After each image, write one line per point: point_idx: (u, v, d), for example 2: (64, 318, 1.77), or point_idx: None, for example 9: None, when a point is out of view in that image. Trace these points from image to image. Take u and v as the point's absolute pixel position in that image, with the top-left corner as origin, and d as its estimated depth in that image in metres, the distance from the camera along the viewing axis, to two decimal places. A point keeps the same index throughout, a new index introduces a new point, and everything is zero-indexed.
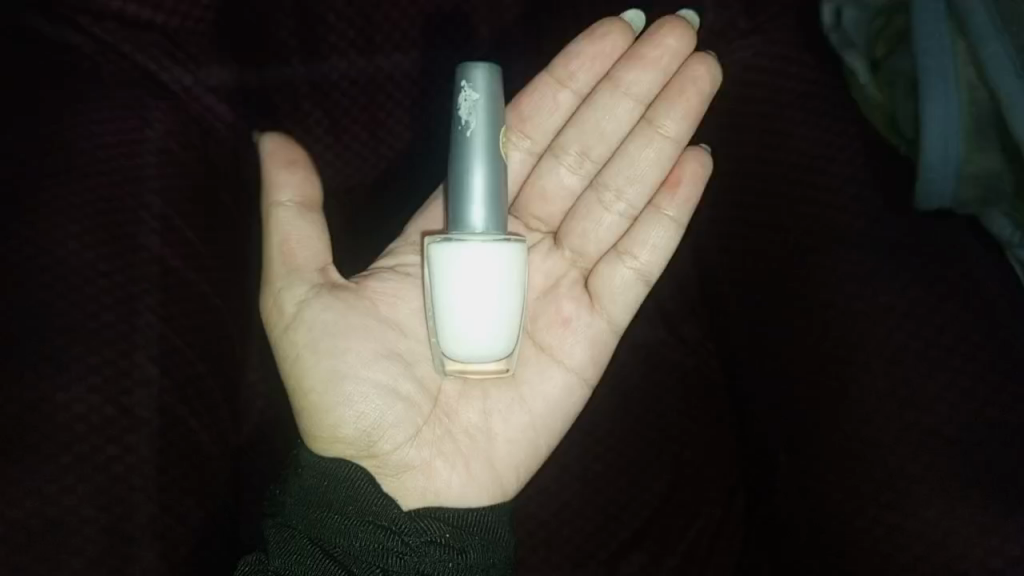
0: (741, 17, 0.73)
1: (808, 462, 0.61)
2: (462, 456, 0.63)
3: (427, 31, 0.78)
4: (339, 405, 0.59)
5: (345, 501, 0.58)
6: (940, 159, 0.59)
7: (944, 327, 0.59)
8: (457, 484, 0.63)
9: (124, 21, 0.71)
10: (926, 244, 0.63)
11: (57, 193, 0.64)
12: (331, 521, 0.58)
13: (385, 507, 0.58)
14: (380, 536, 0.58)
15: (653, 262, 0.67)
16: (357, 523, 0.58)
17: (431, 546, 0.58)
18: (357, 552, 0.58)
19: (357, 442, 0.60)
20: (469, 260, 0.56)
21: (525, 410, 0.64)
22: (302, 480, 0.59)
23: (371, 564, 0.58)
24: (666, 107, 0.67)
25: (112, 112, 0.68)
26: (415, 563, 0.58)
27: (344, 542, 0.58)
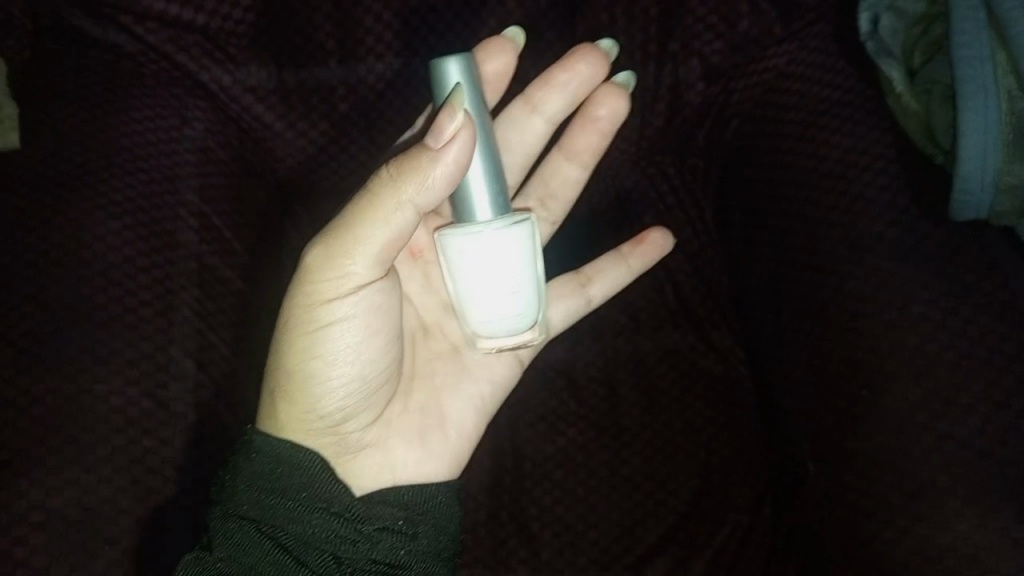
0: (776, 24, 0.72)
1: (840, 471, 0.61)
2: (418, 434, 0.66)
3: (459, 28, 0.73)
4: (331, 379, 0.60)
5: (300, 488, 0.57)
6: (978, 170, 0.59)
7: (978, 338, 0.59)
8: (415, 462, 0.65)
9: (165, 21, 0.70)
10: (962, 254, 0.62)
11: (99, 189, 0.66)
12: (286, 507, 0.56)
13: (338, 494, 0.57)
14: (334, 524, 0.56)
15: (605, 292, 0.74)
16: (311, 510, 0.56)
17: (384, 533, 0.58)
18: (310, 539, 0.56)
19: (335, 421, 0.61)
20: (497, 238, 0.58)
21: (470, 384, 0.69)
22: (254, 465, 0.57)
23: (324, 551, 0.56)
24: (569, 140, 0.74)
25: (152, 112, 0.70)
26: (368, 550, 0.57)
27: (297, 528, 0.56)
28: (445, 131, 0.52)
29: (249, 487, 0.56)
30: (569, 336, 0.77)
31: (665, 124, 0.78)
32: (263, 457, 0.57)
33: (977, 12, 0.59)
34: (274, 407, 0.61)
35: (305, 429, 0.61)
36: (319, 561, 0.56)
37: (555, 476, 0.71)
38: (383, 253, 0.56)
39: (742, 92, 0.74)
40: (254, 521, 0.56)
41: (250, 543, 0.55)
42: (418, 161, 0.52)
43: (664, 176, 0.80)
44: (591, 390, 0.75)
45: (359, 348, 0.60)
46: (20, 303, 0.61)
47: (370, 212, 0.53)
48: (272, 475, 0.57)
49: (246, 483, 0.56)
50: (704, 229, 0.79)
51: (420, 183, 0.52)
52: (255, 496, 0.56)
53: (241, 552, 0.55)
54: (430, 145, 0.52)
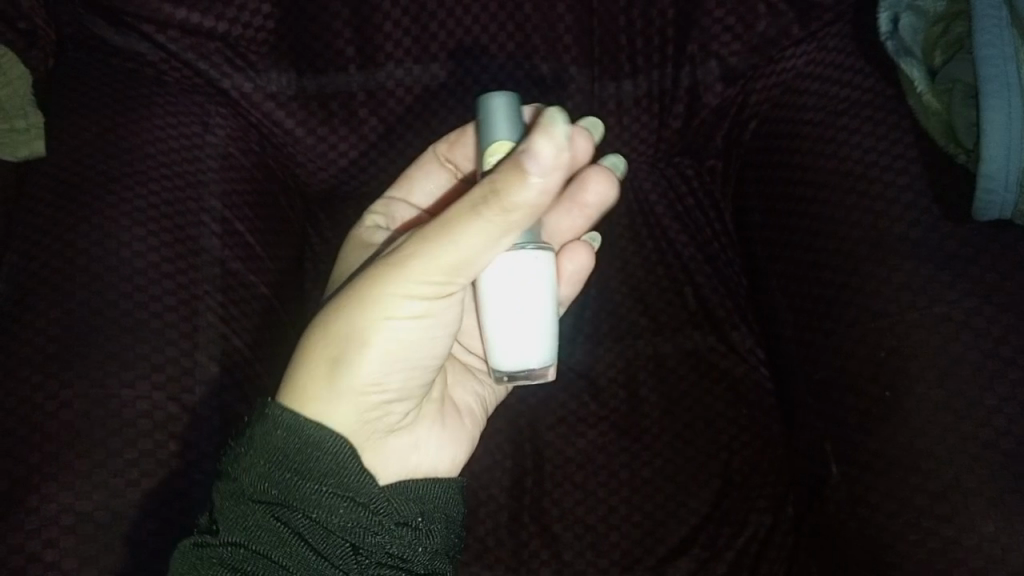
0: (794, 24, 0.73)
1: (862, 472, 0.61)
2: (440, 417, 0.65)
3: (477, 32, 0.74)
4: (401, 368, 0.58)
5: (327, 472, 0.54)
6: (1003, 169, 0.58)
7: (1003, 338, 0.58)
8: (438, 451, 0.64)
9: (186, 30, 0.72)
10: (985, 252, 0.62)
11: (124, 196, 0.67)
12: (307, 492, 0.53)
13: (366, 485, 0.54)
14: (356, 516, 0.54)
15: None
16: (335, 498, 0.54)
17: (404, 528, 0.56)
18: (331, 527, 0.53)
19: (381, 412, 0.59)
20: (531, 260, 0.58)
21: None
22: (285, 442, 0.54)
23: (343, 542, 0.54)
24: (545, 222, 0.69)
25: (174, 120, 0.71)
26: (386, 543, 0.55)
27: (319, 515, 0.53)
28: (542, 157, 0.47)
29: (266, 468, 0.54)
30: (589, 339, 0.77)
31: (683, 126, 0.78)
32: (288, 440, 0.54)
33: (999, 10, 0.60)
34: (320, 396, 0.56)
35: (351, 422, 0.57)
36: (337, 553, 0.54)
37: (577, 479, 0.71)
38: (470, 264, 0.53)
39: (760, 93, 0.75)
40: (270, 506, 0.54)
41: (266, 526, 0.54)
42: (521, 184, 0.48)
43: (682, 177, 0.81)
44: (612, 392, 0.75)
45: (428, 343, 0.58)
46: (48, 309, 0.63)
47: (479, 220, 0.50)
48: (295, 455, 0.54)
49: (265, 461, 0.54)
50: (724, 231, 0.80)
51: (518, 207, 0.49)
52: (275, 478, 0.53)
53: (255, 537, 0.53)
54: (532, 170, 0.47)
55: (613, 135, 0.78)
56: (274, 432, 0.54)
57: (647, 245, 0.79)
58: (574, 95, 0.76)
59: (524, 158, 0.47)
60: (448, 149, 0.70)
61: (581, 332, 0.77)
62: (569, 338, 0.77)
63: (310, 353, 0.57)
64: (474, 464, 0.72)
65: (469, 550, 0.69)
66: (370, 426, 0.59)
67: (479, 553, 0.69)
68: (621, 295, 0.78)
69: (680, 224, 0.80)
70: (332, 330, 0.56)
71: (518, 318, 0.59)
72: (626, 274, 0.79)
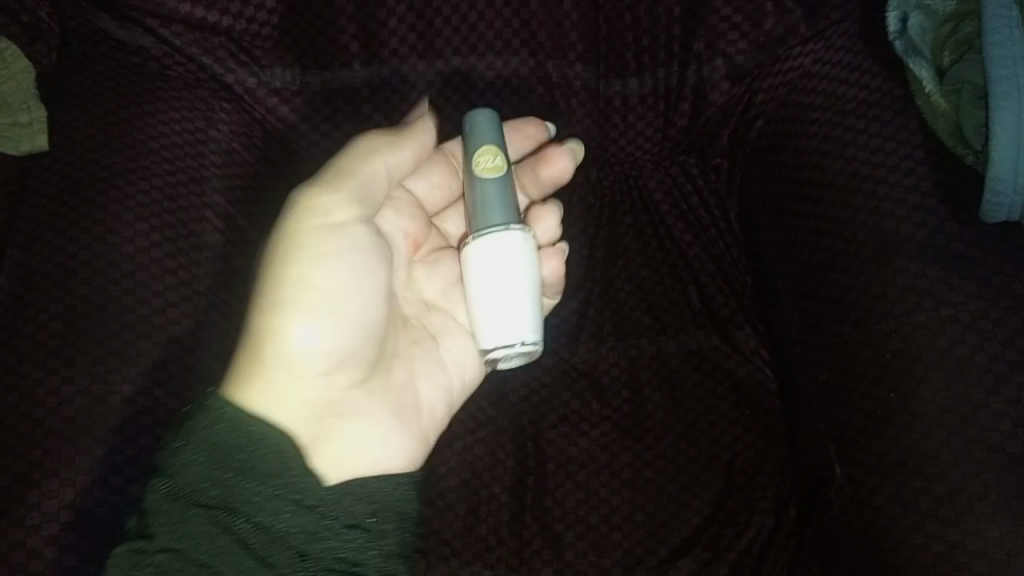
0: (801, 23, 0.74)
1: (867, 475, 0.60)
2: (403, 414, 0.64)
3: (481, 27, 0.74)
4: (341, 348, 0.59)
5: (270, 471, 0.53)
6: (1011, 170, 0.58)
7: (1009, 341, 0.58)
8: (389, 446, 0.63)
9: (190, 24, 0.72)
10: (992, 255, 0.61)
11: (125, 191, 0.66)
12: (248, 494, 0.53)
13: (311, 486, 0.55)
14: (304, 518, 0.53)
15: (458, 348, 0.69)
16: (283, 499, 0.53)
17: (356, 530, 0.55)
18: (277, 530, 0.53)
19: (326, 394, 0.60)
20: (503, 242, 0.61)
21: (445, 373, 0.68)
22: (225, 438, 0.53)
23: (291, 548, 0.53)
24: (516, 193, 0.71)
25: (177, 114, 0.70)
26: (337, 548, 0.54)
27: (267, 516, 0.53)
28: (429, 117, 0.67)
29: (206, 467, 0.52)
30: (592, 338, 0.77)
31: (689, 124, 0.78)
32: (224, 431, 0.54)
33: (1009, 10, 0.59)
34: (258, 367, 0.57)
35: (293, 402, 0.59)
36: (284, 560, 0.52)
37: (579, 478, 0.71)
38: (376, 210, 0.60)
39: (766, 91, 0.74)
40: (211, 510, 0.52)
41: (206, 532, 0.51)
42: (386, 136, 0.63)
43: (688, 175, 0.81)
44: (615, 392, 0.74)
45: (366, 319, 0.60)
46: (49, 304, 0.62)
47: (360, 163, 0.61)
48: (237, 452, 0.53)
49: (205, 459, 0.53)
50: (728, 230, 0.79)
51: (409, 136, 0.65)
52: (214, 477, 0.52)
53: (191, 543, 0.51)
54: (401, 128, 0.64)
55: (618, 133, 0.79)
56: (215, 426, 0.54)
57: (652, 244, 0.79)
58: (578, 91, 0.76)
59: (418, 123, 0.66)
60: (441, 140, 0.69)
61: (584, 331, 0.77)
62: (571, 337, 0.77)
63: (247, 334, 0.58)
64: (475, 463, 0.72)
65: (470, 549, 0.68)
66: (315, 411, 0.60)
67: (481, 552, 0.68)
68: (625, 293, 0.78)
69: (684, 223, 0.79)
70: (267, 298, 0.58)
71: (498, 297, 0.61)
72: (630, 272, 0.78)
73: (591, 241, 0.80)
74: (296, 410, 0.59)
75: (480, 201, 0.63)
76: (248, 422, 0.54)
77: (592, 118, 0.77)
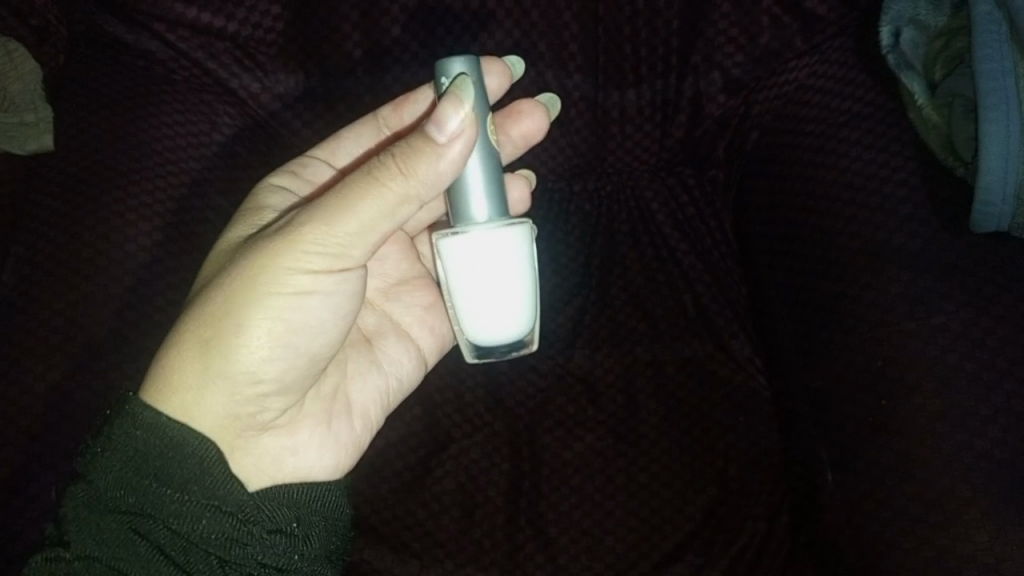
0: (797, 37, 0.74)
1: (857, 481, 0.61)
2: (328, 418, 0.67)
3: (481, 32, 0.73)
4: (275, 365, 0.60)
5: (188, 482, 0.56)
6: (1001, 183, 0.59)
7: (998, 349, 0.59)
8: (309, 454, 0.65)
9: (197, 29, 0.72)
10: (982, 265, 0.62)
11: (130, 191, 0.69)
12: (167, 502, 0.56)
13: (232, 493, 0.57)
14: (224, 526, 0.57)
15: (397, 347, 0.73)
16: (202, 509, 0.56)
17: (279, 536, 0.59)
18: (197, 537, 0.56)
19: (258, 408, 0.62)
20: (500, 241, 0.59)
21: (381, 376, 0.71)
22: (145, 447, 0.56)
23: (209, 554, 0.57)
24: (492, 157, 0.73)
25: (184, 116, 0.73)
26: (259, 554, 0.58)
27: (187, 524, 0.56)
28: (447, 126, 0.54)
29: (124, 477, 0.56)
30: (587, 345, 0.77)
31: (686, 135, 0.79)
32: (142, 443, 0.56)
33: (998, 25, 0.60)
34: (203, 383, 0.58)
35: (225, 415, 0.60)
36: (201, 565, 0.56)
37: (573, 483, 0.71)
38: (360, 236, 0.56)
39: (762, 104, 0.76)
40: (128, 518, 0.56)
41: (120, 541, 0.55)
42: (424, 154, 0.55)
43: (684, 186, 0.82)
44: (610, 398, 0.75)
45: (306, 340, 0.60)
46: (53, 300, 0.66)
47: (372, 186, 0.55)
48: (155, 462, 0.56)
49: (120, 469, 0.56)
50: (724, 239, 0.80)
51: (423, 177, 0.55)
52: (130, 486, 0.56)
53: (107, 550, 0.55)
54: (437, 138, 0.55)
55: (615, 144, 0.79)
56: (134, 435, 0.56)
57: (647, 253, 0.80)
58: (578, 102, 0.77)
59: (433, 127, 0.54)
60: (393, 112, 0.71)
61: (580, 337, 0.77)
62: (568, 342, 0.77)
63: (188, 341, 0.58)
64: (471, 466, 0.72)
65: (464, 552, 0.69)
66: (245, 422, 0.62)
67: (474, 555, 0.69)
68: (621, 301, 0.79)
69: (680, 232, 0.80)
70: (218, 315, 0.58)
71: (496, 294, 0.60)
72: (627, 281, 0.79)
73: (589, 249, 0.81)
74: (227, 421, 0.61)
75: (468, 185, 0.59)
76: (169, 429, 0.56)
77: (591, 129, 0.78)
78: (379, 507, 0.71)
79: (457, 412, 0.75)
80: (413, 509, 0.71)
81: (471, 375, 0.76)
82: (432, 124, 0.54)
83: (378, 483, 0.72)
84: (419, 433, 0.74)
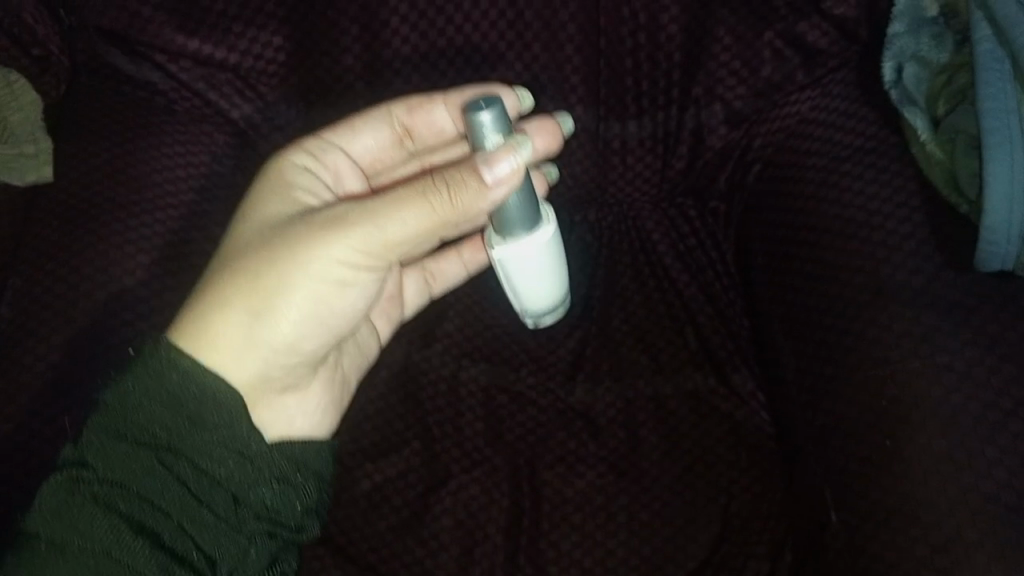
0: (800, 70, 0.74)
1: (862, 521, 0.60)
2: (331, 376, 0.71)
3: (482, 67, 0.74)
4: (303, 338, 0.64)
5: (219, 425, 0.57)
6: (1006, 221, 0.58)
7: (1005, 390, 0.58)
8: (310, 429, 0.69)
9: (199, 60, 0.71)
10: (989, 303, 0.61)
11: (129, 223, 0.69)
12: (198, 442, 0.56)
13: (254, 443, 0.58)
14: (245, 469, 0.57)
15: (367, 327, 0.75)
16: (227, 451, 0.57)
17: (287, 487, 0.60)
18: (219, 475, 0.57)
19: (280, 379, 0.66)
20: (544, 247, 0.66)
21: (359, 349, 0.75)
22: (181, 386, 0.57)
23: (227, 492, 0.57)
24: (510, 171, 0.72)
25: (184, 146, 0.73)
26: (268, 497, 0.58)
27: (211, 461, 0.56)
28: (498, 171, 0.56)
29: (156, 412, 0.56)
30: (588, 378, 0.76)
31: (687, 166, 0.79)
32: (186, 388, 0.57)
33: (1002, 64, 0.60)
34: (242, 353, 0.62)
35: (251, 386, 0.64)
36: (219, 501, 0.56)
37: (574, 521, 0.70)
38: (399, 243, 0.60)
39: (764, 137, 0.76)
40: (151, 449, 0.56)
41: (144, 467, 0.55)
42: (473, 186, 0.57)
43: (685, 218, 0.82)
44: (611, 433, 0.74)
45: (333, 315, 0.64)
46: (50, 334, 0.65)
47: (420, 201, 0.58)
48: (188, 405, 0.57)
49: (155, 404, 0.56)
50: (725, 271, 0.80)
51: (466, 207, 0.58)
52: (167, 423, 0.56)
53: (133, 476, 0.55)
54: (487, 180, 0.56)
55: (616, 175, 0.80)
56: (169, 375, 0.57)
57: (650, 283, 0.80)
58: (579, 133, 0.77)
59: (483, 168, 0.56)
60: (409, 116, 0.71)
61: (582, 369, 0.77)
62: (569, 375, 0.77)
63: (228, 297, 0.62)
64: (471, 502, 0.71)
65: None
66: (266, 382, 0.65)
67: None
68: (623, 334, 0.78)
69: (681, 262, 0.80)
70: (260, 285, 0.61)
71: (545, 284, 0.69)
72: (627, 313, 0.79)
73: (589, 278, 0.82)
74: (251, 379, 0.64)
75: (506, 207, 0.63)
76: (206, 376, 0.58)
77: (593, 160, 0.79)
78: (378, 543, 0.70)
79: (456, 447, 0.74)
80: (413, 546, 0.70)
81: (471, 408, 0.76)
82: (484, 165, 0.56)
83: (377, 519, 0.71)
84: (418, 467, 0.73)
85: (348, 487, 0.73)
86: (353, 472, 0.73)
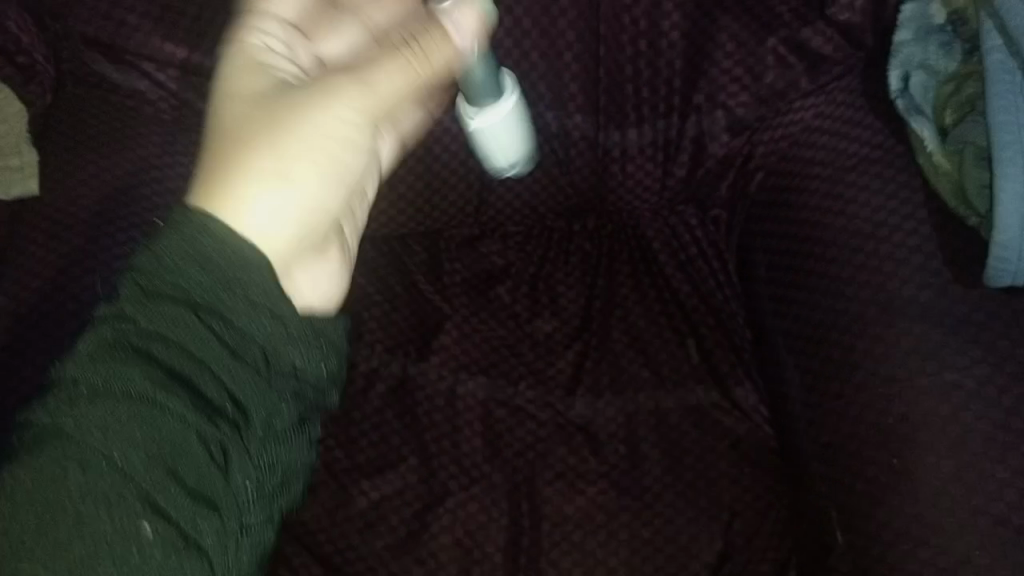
0: (803, 77, 0.72)
1: (868, 543, 0.59)
2: None
3: None
4: None
5: (234, 278, 0.44)
6: (1017, 238, 0.57)
7: (1015, 410, 0.57)
8: None
9: (187, 70, 0.70)
10: (996, 320, 0.60)
11: (120, 242, 0.67)
12: (232, 301, 0.43)
13: (287, 310, 0.45)
14: (276, 328, 0.45)
15: None
16: (255, 301, 0.44)
17: (312, 357, 0.46)
18: (250, 333, 0.44)
19: None
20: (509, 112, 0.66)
21: None
22: (179, 241, 0.44)
23: (260, 350, 0.44)
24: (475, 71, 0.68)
25: (174, 159, 0.70)
26: (297, 385, 0.46)
27: (244, 317, 0.43)
28: None
29: (174, 278, 0.43)
30: (588, 390, 0.75)
31: (688, 173, 0.77)
32: (217, 258, 0.43)
33: (1012, 75, 0.60)
34: None
35: None
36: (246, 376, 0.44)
37: (574, 539, 0.69)
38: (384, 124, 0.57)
39: (766, 145, 0.75)
40: (149, 333, 0.43)
41: (166, 355, 0.43)
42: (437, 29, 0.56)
43: (686, 225, 0.80)
44: (612, 448, 0.72)
45: None
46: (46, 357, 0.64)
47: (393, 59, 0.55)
48: (211, 260, 0.43)
49: (183, 264, 0.43)
50: (728, 281, 0.78)
51: (438, 66, 0.56)
52: (202, 289, 0.43)
53: (156, 343, 0.43)
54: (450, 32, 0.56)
55: (616, 183, 0.78)
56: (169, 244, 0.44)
57: (651, 293, 0.79)
58: (578, 142, 0.76)
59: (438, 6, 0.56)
60: None
61: (581, 384, 0.75)
62: (569, 388, 0.75)
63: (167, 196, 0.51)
64: (469, 520, 0.70)
65: None
66: None
67: None
68: (623, 345, 0.77)
69: (682, 271, 0.79)
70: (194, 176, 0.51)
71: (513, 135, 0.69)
72: (628, 324, 0.78)
73: (589, 289, 0.79)
74: None
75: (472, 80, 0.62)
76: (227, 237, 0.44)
77: (593, 169, 0.77)
78: (376, 563, 0.69)
79: (452, 464, 0.72)
80: (410, 566, 0.69)
81: (469, 424, 0.74)
82: None
83: (372, 538, 0.70)
84: (415, 484, 0.72)
85: (345, 506, 0.71)
86: (349, 490, 0.72)
